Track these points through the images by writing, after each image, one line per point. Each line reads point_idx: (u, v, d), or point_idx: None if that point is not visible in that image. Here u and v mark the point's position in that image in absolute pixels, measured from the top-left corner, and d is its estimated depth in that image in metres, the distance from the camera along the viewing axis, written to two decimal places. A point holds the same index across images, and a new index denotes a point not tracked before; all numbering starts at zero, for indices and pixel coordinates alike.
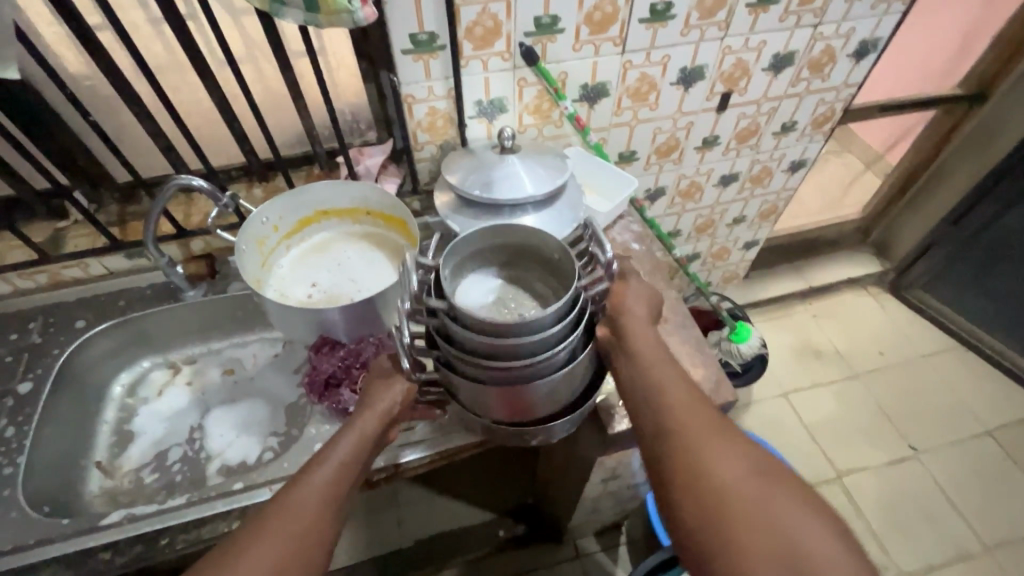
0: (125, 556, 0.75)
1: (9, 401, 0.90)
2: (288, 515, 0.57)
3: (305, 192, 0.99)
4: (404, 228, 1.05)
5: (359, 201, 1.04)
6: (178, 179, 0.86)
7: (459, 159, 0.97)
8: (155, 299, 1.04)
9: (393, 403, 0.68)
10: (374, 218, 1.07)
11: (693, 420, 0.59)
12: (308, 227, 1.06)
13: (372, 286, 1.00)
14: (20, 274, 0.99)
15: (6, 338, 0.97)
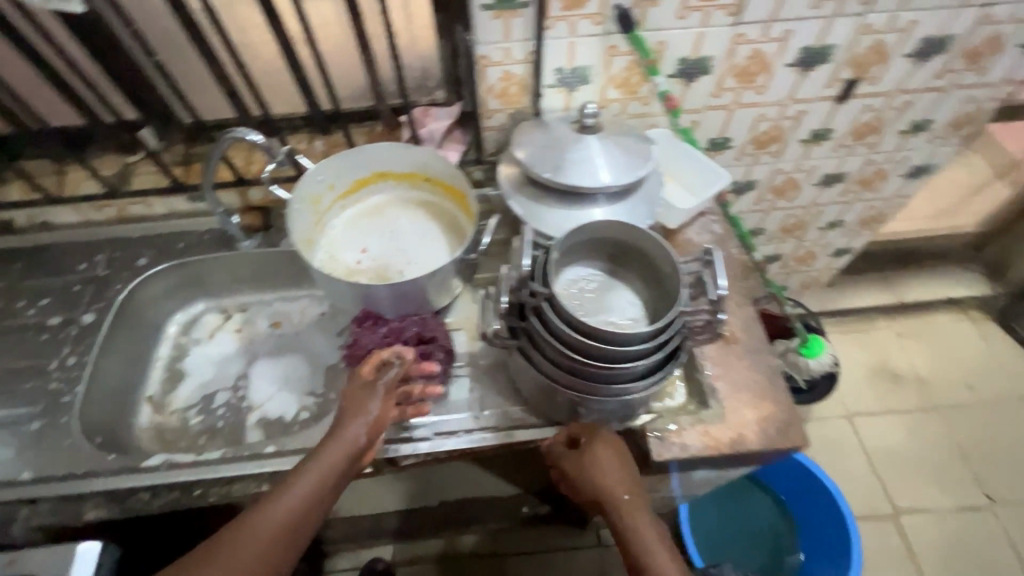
0: (164, 498, 0.78)
1: (74, 330, 0.93)
2: (254, 535, 0.63)
3: (364, 153, 0.94)
4: (463, 201, 0.99)
5: (420, 167, 0.98)
6: (239, 131, 0.83)
7: (529, 133, 0.87)
8: (211, 244, 1.04)
9: (360, 433, 0.71)
10: (432, 185, 1.01)
11: (637, 523, 0.72)
12: (365, 188, 1.01)
13: (424, 260, 0.95)
14: (91, 205, 1.02)
15: (74, 267, 1.00)
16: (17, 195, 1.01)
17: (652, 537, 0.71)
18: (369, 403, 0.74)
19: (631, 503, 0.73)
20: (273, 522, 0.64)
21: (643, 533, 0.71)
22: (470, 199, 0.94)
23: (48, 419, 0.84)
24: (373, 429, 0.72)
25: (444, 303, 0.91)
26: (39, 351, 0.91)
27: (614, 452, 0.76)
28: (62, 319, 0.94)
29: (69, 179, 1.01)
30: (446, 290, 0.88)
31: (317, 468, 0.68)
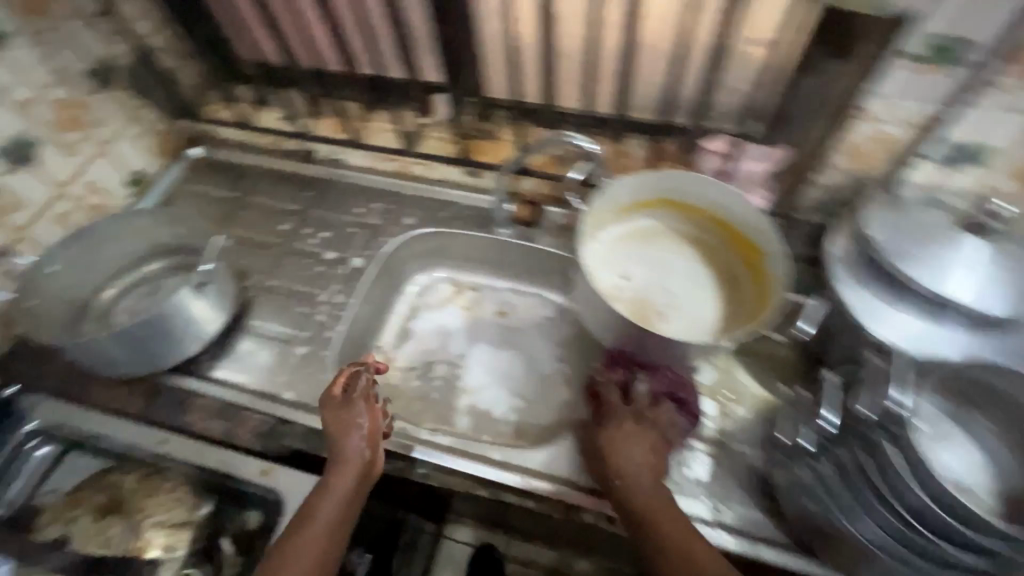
0: (396, 463, 0.80)
1: (345, 269, 1.00)
2: (310, 538, 0.66)
3: (670, 177, 0.85)
4: (748, 256, 0.88)
5: (717, 206, 0.87)
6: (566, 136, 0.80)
7: (891, 214, 0.70)
8: (472, 220, 1.04)
9: (360, 445, 0.73)
10: (715, 226, 0.91)
11: (665, 519, 0.65)
12: (641, 208, 0.93)
13: (689, 308, 0.86)
14: (383, 156, 1.08)
15: (353, 210, 1.08)
16: (324, 132, 1.10)
17: (696, 546, 0.63)
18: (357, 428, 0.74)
19: (643, 490, 0.68)
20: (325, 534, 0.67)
21: (682, 535, 0.63)
22: (768, 260, 0.83)
23: (313, 347, 0.92)
24: (371, 440, 0.74)
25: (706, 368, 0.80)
26: (315, 281, 0.99)
27: (637, 438, 0.72)
28: (337, 256, 1.02)
29: (370, 126, 1.08)
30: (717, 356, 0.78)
31: (341, 472, 0.71)
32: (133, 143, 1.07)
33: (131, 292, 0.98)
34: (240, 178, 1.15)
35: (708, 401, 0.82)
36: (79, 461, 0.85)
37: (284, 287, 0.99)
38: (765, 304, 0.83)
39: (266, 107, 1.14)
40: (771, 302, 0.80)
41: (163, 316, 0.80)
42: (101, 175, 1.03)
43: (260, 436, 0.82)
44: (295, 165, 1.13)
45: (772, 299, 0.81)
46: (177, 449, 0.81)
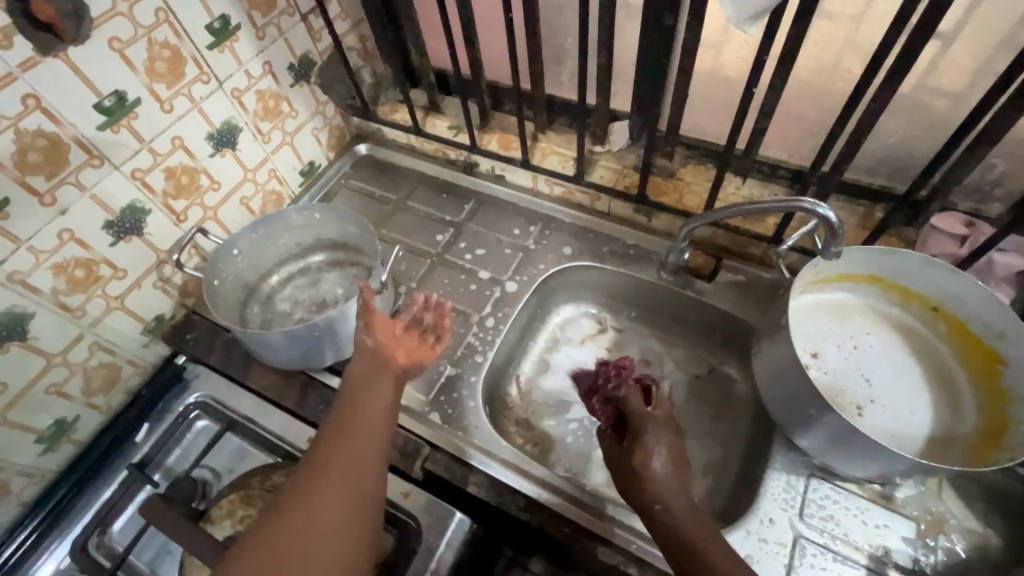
0: (538, 515, 0.75)
1: (497, 292, 0.98)
2: (345, 454, 0.62)
3: (901, 255, 0.73)
4: (979, 360, 0.74)
5: (946, 297, 0.74)
6: (805, 203, 0.68)
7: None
8: (634, 261, 0.98)
9: (365, 336, 0.73)
10: (936, 316, 0.78)
11: (689, 535, 0.58)
12: (844, 281, 0.81)
13: (898, 410, 0.75)
14: (547, 180, 1.04)
15: (509, 230, 1.05)
16: (492, 146, 1.08)
17: (702, 526, 0.59)
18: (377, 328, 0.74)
19: (665, 502, 0.61)
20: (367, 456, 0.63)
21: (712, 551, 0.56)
22: (1014, 374, 0.70)
23: (460, 370, 0.89)
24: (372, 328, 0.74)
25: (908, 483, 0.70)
26: (467, 299, 0.97)
27: (659, 445, 0.65)
28: (489, 277, 0.99)
29: (541, 147, 1.04)
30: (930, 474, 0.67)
31: (377, 387, 0.69)
32: (311, 136, 1.11)
33: (290, 282, 1.01)
34: (401, 181, 1.16)
35: (909, 524, 0.70)
36: (233, 440, 0.88)
37: (436, 300, 0.98)
38: (1002, 424, 0.70)
39: (437, 114, 1.14)
40: (1017, 427, 0.68)
41: (332, 321, 0.82)
42: (282, 164, 1.07)
43: (405, 456, 0.80)
44: (457, 176, 1.14)
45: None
46: None
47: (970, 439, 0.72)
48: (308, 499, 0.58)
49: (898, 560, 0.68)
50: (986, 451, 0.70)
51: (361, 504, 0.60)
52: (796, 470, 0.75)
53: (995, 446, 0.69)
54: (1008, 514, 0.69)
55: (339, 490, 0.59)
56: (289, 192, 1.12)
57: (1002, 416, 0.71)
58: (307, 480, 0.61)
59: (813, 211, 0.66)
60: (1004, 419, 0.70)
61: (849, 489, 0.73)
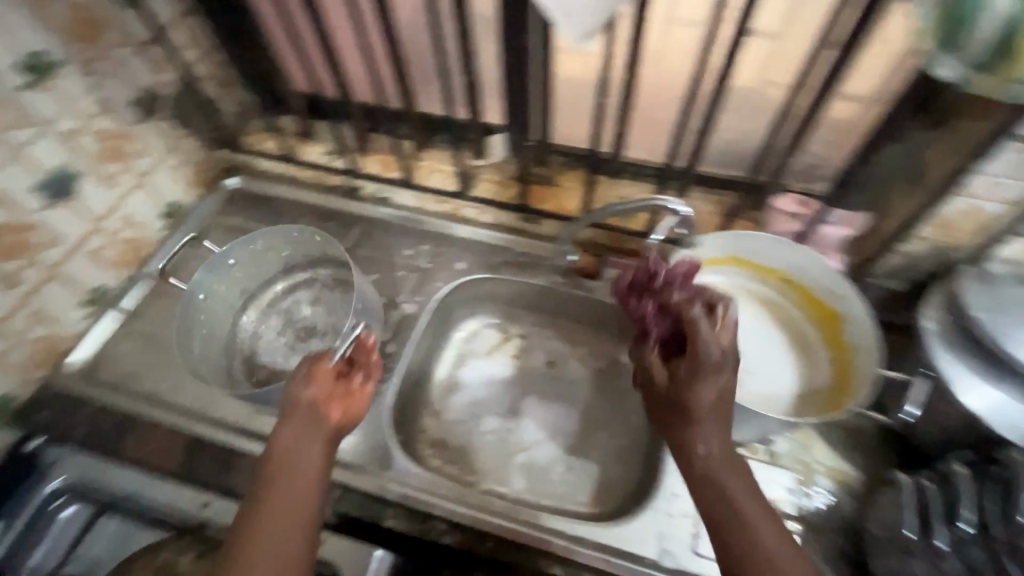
0: (459, 535, 0.75)
1: (395, 316, 0.96)
2: (280, 488, 0.60)
3: (748, 236, 0.82)
4: (823, 321, 0.85)
5: (791, 267, 0.84)
6: (657, 201, 0.76)
7: (989, 292, 0.69)
8: (527, 267, 1.00)
9: (302, 389, 0.67)
10: (787, 288, 0.88)
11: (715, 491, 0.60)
12: (710, 266, 0.89)
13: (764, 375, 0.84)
14: (434, 198, 1.06)
15: (401, 252, 1.03)
16: (373, 169, 1.06)
17: (738, 480, 0.61)
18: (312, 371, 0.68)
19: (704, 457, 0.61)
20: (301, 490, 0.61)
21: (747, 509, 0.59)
22: (849, 329, 0.81)
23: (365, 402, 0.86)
24: (308, 377, 0.68)
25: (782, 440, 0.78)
26: None
27: (708, 392, 0.62)
28: (386, 301, 0.97)
29: (424, 165, 1.05)
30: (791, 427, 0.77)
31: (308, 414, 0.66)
32: (170, 175, 1.02)
33: None
34: (280, 213, 1.10)
35: (788, 474, 0.78)
36: (111, 523, 0.78)
37: (332, 333, 0.94)
38: (846, 373, 0.81)
39: (311, 140, 1.10)
40: (856, 373, 0.78)
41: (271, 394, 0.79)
42: (138, 208, 0.97)
43: None
44: (337, 202, 1.09)
45: (856, 370, 0.79)
46: (226, 513, 0.76)
47: (824, 390, 0.82)
48: (250, 539, 0.57)
49: (783, 508, 0.76)
50: (835, 399, 0.79)
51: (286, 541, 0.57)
52: None
53: (841, 392, 0.79)
54: (861, 448, 0.80)
55: (271, 564, 0.56)
56: (152, 238, 1.02)
57: (845, 366, 0.81)
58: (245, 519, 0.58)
59: (662, 207, 0.75)
60: (849, 368, 0.80)
61: (736, 452, 0.80)
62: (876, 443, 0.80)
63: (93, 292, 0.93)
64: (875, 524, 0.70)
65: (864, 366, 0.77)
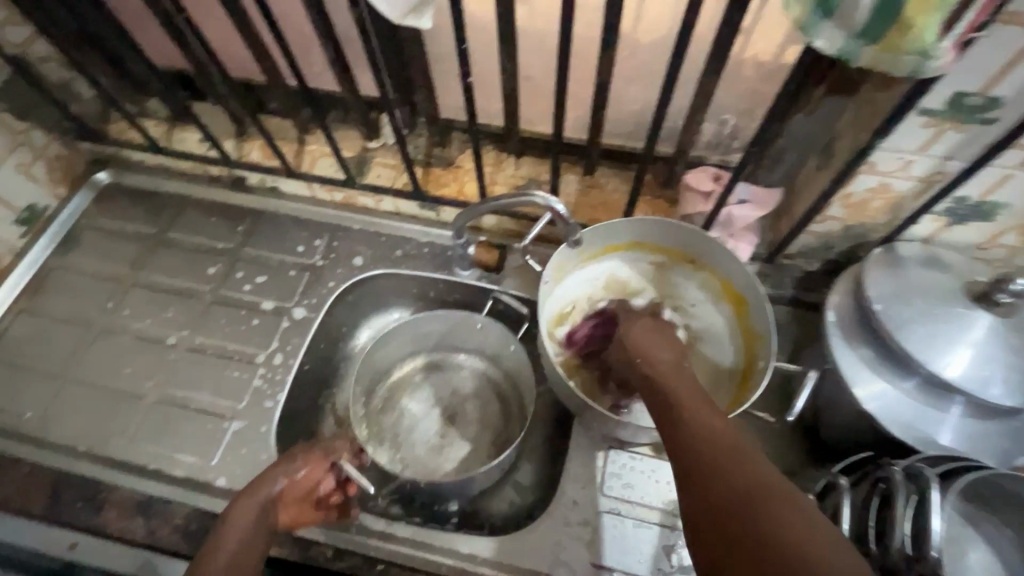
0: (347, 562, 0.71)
1: (284, 322, 0.88)
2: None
3: (640, 221, 0.75)
4: (732, 306, 0.80)
5: (693, 250, 0.78)
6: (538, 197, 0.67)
7: (894, 278, 0.63)
8: (430, 260, 0.93)
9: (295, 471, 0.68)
10: (695, 270, 0.81)
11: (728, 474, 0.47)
12: (612, 252, 0.82)
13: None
14: (323, 187, 0.95)
15: (293, 248, 0.94)
16: (254, 157, 0.95)
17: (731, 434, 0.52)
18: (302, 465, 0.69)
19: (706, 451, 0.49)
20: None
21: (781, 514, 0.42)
22: (754, 316, 0.76)
23: (249, 422, 0.79)
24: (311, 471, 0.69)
25: None
26: (251, 338, 0.86)
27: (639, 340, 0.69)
28: (274, 306, 0.89)
29: (309, 150, 0.94)
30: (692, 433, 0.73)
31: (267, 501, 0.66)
32: (19, 175, 0.90)
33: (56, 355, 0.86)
34: (158, 209, 0.99)
35: None
36: None
37: (215, 345, 0.86)
38: (750, 363, 0.77)
39: (184, 126, 0.97)
40: (757, 366, 0.74)
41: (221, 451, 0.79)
42: None
43: (188, 538, 0.71)
44: (224, 195, 0.99)
45: (759, 362, 0.75)
46: (94, 553, 0.70)
47: (730, 381, 0.78)
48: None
49: None
50: (740, 391, 0.76)
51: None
52: (595, 448, 0.76)
53: (746, 384, 0.76)
54: (772, 442, 0.76)
55: None
56: (6, 247, 0.91)
57: (751, 356, 0.77)
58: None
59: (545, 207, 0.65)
60: (754, 354, 0.77)
61: (642, 453, 0.76)
62: (787, 436, 0.77)
63: None
64: None
65: (764, 358, 0.73)
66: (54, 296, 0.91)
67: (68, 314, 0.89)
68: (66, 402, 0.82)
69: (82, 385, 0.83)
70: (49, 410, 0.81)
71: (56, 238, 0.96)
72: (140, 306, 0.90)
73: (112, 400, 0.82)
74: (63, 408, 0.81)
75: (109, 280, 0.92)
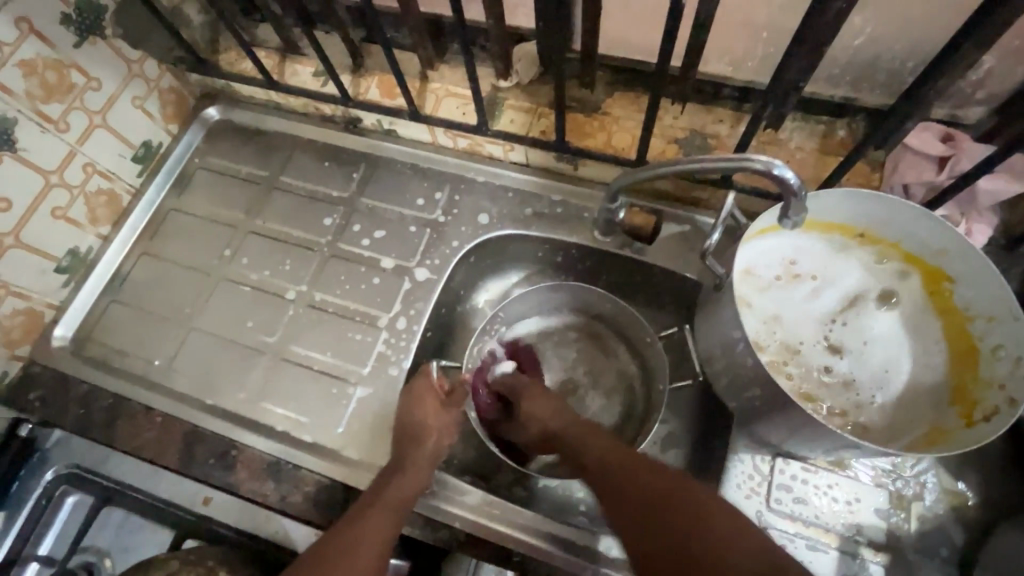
0: (481, 548, 0.67)
1: (406, 283, 0.81)
2: (354, 554, 0.57)
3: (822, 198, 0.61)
4: (918, 279, 0.66)
5: (878, 223, 0.64)
6: (755, 162, 0.53)
7: None
8: (563, 221, 0.82)
9: (433, 437, 0.67)
10: (862, 243, 0.67)
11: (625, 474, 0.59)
12: (771, 237, 0.67)
13: (877, 372, 0.65)
14: (446, 132, 0.84)
15: (411, 201, 0.86)
16: (373, 95, 0.85)
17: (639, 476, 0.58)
18: (425, 400, 0.69)
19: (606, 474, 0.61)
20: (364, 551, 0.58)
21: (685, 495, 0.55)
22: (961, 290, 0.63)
23: (374, 389, 0.75)
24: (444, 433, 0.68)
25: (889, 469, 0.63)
26: (371, 298, 0.80)
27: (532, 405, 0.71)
28: (395, 265, 0.82)
29: (434, 90, 0.83)
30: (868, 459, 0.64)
31: (413, 479, 0.64)
32: (134, 109, 0.85)
33: (178, 302, 0.83)
34: (269, 150, 0.92)
35: (882, 494, 0.63)
36: (116, 513, 0.74)
37: (335, 303, 0.81)
38: (966, 344, 0.64)
39: (296, 57, 0.88)
40: (989, 349, 0.61)
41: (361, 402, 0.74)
42: (100, 153, 0.82)
43: (319, 506, 0.68)
44: (337, 136, 0.91)
45: (986, 342, 0.62)
46: (225, 508, 0.71)
47: (942, 372, 0.65)
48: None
49: (870, 535, 0.62)
50: (959, 377, 0.64)
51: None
52: (760, 455, 0.66)
53: (970, 368, 0.63)
54: (985, 470, 0.63)
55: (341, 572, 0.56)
56: (124, 186, 0.87)
57: (963, 334, 0.64)
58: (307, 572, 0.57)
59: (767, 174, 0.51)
60: (966, 338, 0.64)
61: (817, 465, 0.65)
62: (1004, 463, 0.63)
63: (65, 256, 0.82)
64: None
65: (1002, 339, 0.60)
66: (173, 239, 0.88)
67: (187, 260, 0.86)
68: (191, 352, 0.80)
69: (205, 336, 0.81)
70: (175, 359, 0.80)
71: (170, 177, 0.92)
72: (257, 256, 0.85)
73: (235, 354, 0.79)
74: (188, 358, 0.80)
75: (224, 225, 0.88)
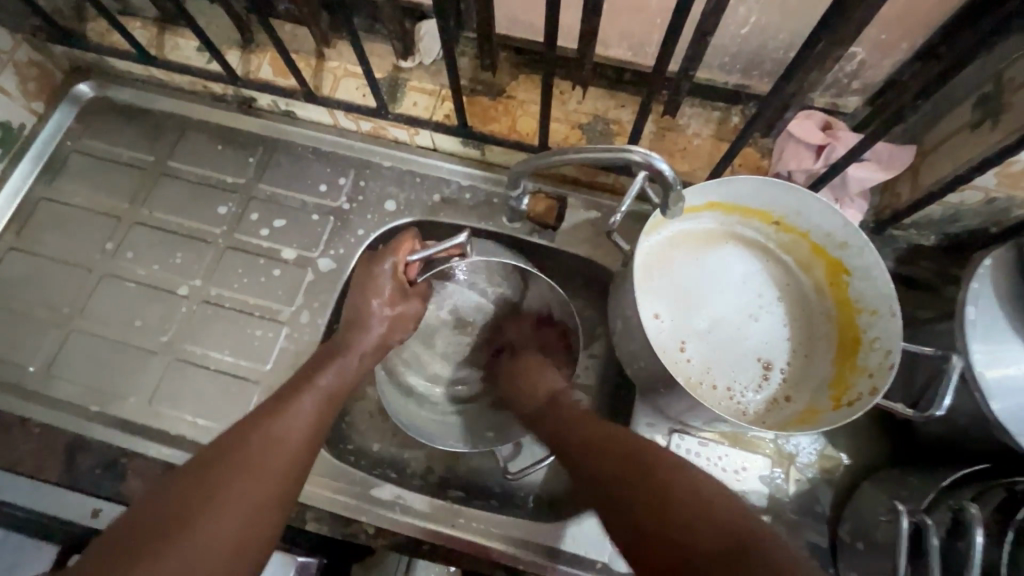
0: (389, 540, 0.67)
1: (309, 274, 0.78)
2: (277, 447, 0.54)
3: (731, 180, 0.63)
4: (823, 268, 0.70)
5: (785, 209, 0.66)
6: (635, 153, 0.53)
7: (1004, 279, 0.57)
8: (471, 207, 0.80)
9: (382, 308, 0.66)
10: (778, 230, 0.70)
11: (611, 480, 0.54)
12: (684, 215, 0.69)
13: (772, 354, 0.69)
14: (346, 114, 0.80)
15: (313, 187, 0.82)
16: (265, 74, 0.79)
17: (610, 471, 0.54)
18: (383, 291, 0.66)
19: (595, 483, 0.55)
20: (302, 414, 0.57)
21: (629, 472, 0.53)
22: (856, 285, 0.66)
23: (276, 386, 0.72)
24: (393, 313, 0.67)
25: (768, 440, 0.69)
26: (272, 292, 0.77)
27: (407, 306, 0.68)
28: (297, 256, 0.78)
29: (332, 68, 0.79)
30: (740, 439, 0.69)
31: (345, 368, 0.62)
32: None
33: (51, 303, 0.76)
34: (154, 131, 0.85)
35: (765, 462, 0.68)
36: None
37: (232, 298, 0.77)
38: (853, 334, 0.68)
39: (177, 29, 0.81)
40: (868, 340, 0.65)
41: (263, 398, 0.72)
42: None
43: None
44: (230, 116, 0.85)
45: (867, 334, 0.66)
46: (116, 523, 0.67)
47: (828, 357, 0.69)
48: (214, 499, 0.49)
49: (754, 501, 0.67)
50: (842, 365, 0.68)
51: (263, 501, 0.51)
52: (656, 430, 0.70)
53: (851, 356, 0.67)
54: (854, 434, 0.69)
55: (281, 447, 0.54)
56: None
57: (852, 325, 0.68)
58: (230, 469, 0.52)
59: (644, 166, 0.52)
60: (854, 327, 0.68)
61: (708, 439, 0.69)
62: (871, 429, 0.70)
63: None
64: (853, 530, 0.61)
65: (879, 332, 0.64)
66: (45, 232, 0.80)
67: (62, 256, 0.79)
68: (71, 356, 0.74)
69: (86, 337, 0.75)
70: (53, 364, 0.74)
71: (37, 163, 0.83)
72: (144, 248, 0.79)
73: (122, 357, 0.74)
74: (67, 363, 0.74)
75: (105, 215, 0.81)
